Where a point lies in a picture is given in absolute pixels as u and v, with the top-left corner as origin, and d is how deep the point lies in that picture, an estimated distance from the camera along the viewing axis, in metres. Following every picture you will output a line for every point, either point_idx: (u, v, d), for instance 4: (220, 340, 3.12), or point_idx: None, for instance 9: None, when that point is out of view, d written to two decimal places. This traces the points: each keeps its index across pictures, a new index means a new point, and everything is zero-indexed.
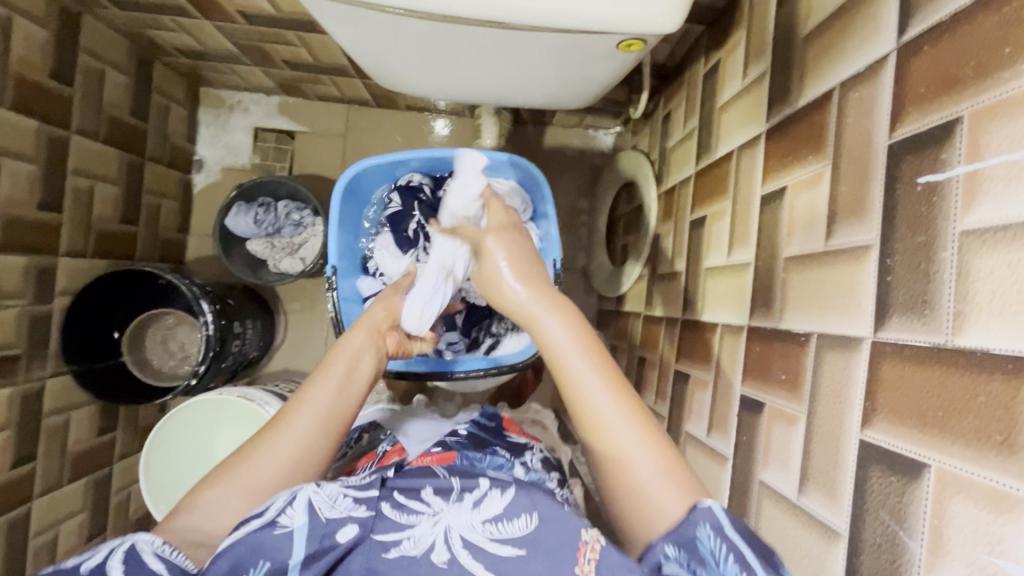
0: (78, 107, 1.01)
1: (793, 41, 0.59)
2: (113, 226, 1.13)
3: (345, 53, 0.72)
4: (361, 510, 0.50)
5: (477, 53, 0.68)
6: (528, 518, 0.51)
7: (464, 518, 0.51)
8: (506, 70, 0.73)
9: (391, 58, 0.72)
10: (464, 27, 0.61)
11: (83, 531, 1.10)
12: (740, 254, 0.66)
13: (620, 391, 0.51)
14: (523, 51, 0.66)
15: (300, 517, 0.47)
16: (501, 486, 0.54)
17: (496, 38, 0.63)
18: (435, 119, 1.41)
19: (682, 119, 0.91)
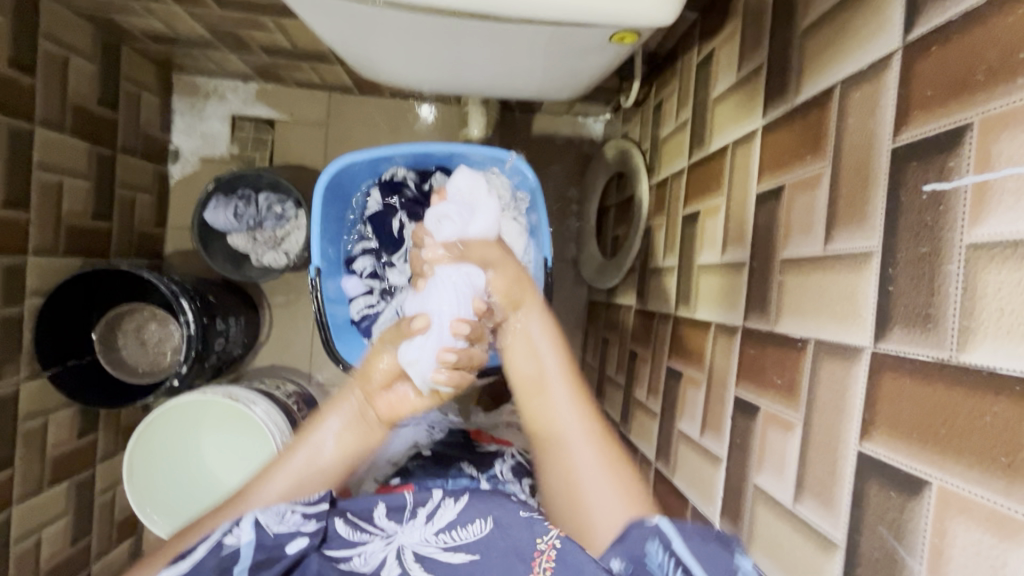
0: (41, 97, 0.95)
1: (792, 33, 0.57)
2: (86, 221, 1.09)
3: (326, 44, 0.69)
4: (311, 523, 0.55)
5: (466, 46, 0.65)
6: (481, 522, 0.58)
7: (418, 534, 0.58)
8: (495, 63, 0.70)
9: (375, 51, 0.69)
10: (452, 21, 0.58)
11: (67, 534, 1.08)
12: (735, 253, 0.64)
13: (588, 412, 0.67)
14: (513, 44, 0.63)
15: (246, 534, 0.51)
16: (453, 496, 0.62)
17: (486, 32, 0.60)
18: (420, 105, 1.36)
19: (674, 110, 0.89)
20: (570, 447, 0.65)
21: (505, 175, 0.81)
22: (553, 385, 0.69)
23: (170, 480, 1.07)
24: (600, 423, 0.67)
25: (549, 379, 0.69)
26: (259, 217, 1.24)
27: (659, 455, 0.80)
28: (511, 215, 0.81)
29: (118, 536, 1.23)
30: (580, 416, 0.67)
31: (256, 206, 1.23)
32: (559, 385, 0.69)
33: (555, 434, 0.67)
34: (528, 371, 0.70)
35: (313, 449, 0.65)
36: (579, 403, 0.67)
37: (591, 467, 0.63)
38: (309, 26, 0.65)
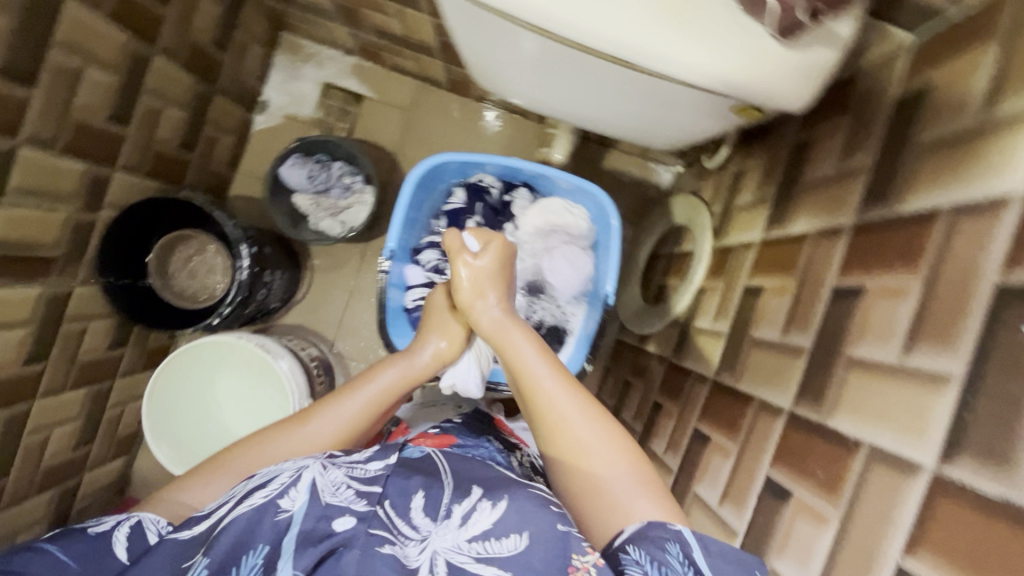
0: (166, 28, 1.00)
1: (907, 146, 0.58)
2: (172, 148, 1.13)
3: (454, 40, 0.71)
4: (359, 505, 0.54)
5: (587, 78, 0.67)
6: (517, 538, 0.52)
7: (451, 539, 0.52)
8: (602, 100, 0.72)
9: (497, 64, 0.72)
10: (589, 57, 0.60)
11: (73, 439, 1.12)
12: (796, 337, 0.66)
13: (571, 384, 0.65)
14: (632, 87, 0.65)
15: (299, 499, 0.53)
16: (491, 501, 0.56)
17: (615, 71, 0.62)
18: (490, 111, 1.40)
19: (757, 183, 0.91)
20: (552, 399, 0.63)
21: (585, 209, 0.83)
22: (546, 381, 0.65)
23: (184, 415, 1.10)
24: (585, 392, 0.65)
25: (507, 326, 0.72)
26: (328, 183, 1.28)
27: None
28: (578, 247, 0.83)
29: (114, 451, 1.27)
30: (558, 380, 0.65)
31: (329, 172, 1.27)
32: (512, 329, 0.71)
33: (565, 424, 0.62)
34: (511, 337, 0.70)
35: (377, 395, 0.69)
36: (552, 365, 0.67)
37: (595, 447, 0.60)
38: (444, 20, 0.67)
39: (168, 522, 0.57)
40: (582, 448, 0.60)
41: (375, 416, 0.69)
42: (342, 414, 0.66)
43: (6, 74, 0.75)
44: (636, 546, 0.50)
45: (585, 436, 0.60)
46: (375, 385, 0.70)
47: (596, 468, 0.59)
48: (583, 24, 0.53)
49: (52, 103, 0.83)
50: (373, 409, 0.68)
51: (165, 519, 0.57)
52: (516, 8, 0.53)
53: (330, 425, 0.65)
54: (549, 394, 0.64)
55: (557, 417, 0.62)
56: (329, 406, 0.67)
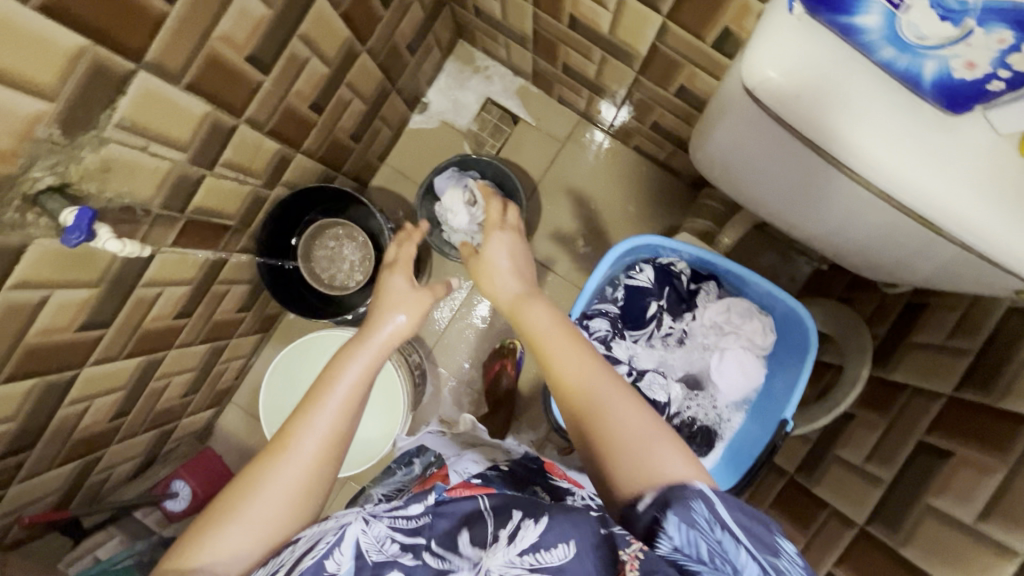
0: (380, 30, 1.02)
1: None
2: (346, 138, 1.15)
3: (702, 116, 0.69)
4: (405, 558, 0.50)
5: (813, 183, 0.64)
6: (567, 548, 0.47)
7: (501, 557, 0.48)
8: (817, 211, 0.70)
9: (726, 149, 0.70)
10: (852, 185, 0.58)
11: (184, 387, 1.17)
12: (1005, 535, 0.60)
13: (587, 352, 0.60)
14: (870, 215, 0.62)
15: (345, 563, 0.49)
16: (534, 518, 0.50)
17: (867, 200, 0.59)
18: (600, 138, 1.38)
19: (941, 325, 0.84)
20: (571, 369, 0.59)
21: (772, 318, 0.80)
22: (564, 350, 0.61)
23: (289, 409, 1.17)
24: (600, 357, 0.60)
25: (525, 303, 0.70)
26: None
27: None
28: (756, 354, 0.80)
29: (209, 402, 1.32)
30: (576, 349, 0.60)
31: None
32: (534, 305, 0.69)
33: (591, 394, 0.57)
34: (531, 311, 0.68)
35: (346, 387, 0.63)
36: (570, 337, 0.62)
37: (620, 411, 0.55)
38: (707, 95, 0.65)
39: None
40: (607, 413, 0.55)
41: (353, 412, 0.62)
42: (320, 425, 0.60)
43: (254, 61, 0.77)
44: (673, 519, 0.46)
45: (613, 402, 0.56)
46: (342, 385, 0.63)
47: (623, 430, 0.54)
48: (867, 156, 0.51)
49: (276, 89, 0.86)
50: (358, 387, 0.64)
51: None
52: (808, 125, 0.52)
53: (316, 439, 0.59)
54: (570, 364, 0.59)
55: (583, 385, 0.57)
56: (308, 421, 0.59)
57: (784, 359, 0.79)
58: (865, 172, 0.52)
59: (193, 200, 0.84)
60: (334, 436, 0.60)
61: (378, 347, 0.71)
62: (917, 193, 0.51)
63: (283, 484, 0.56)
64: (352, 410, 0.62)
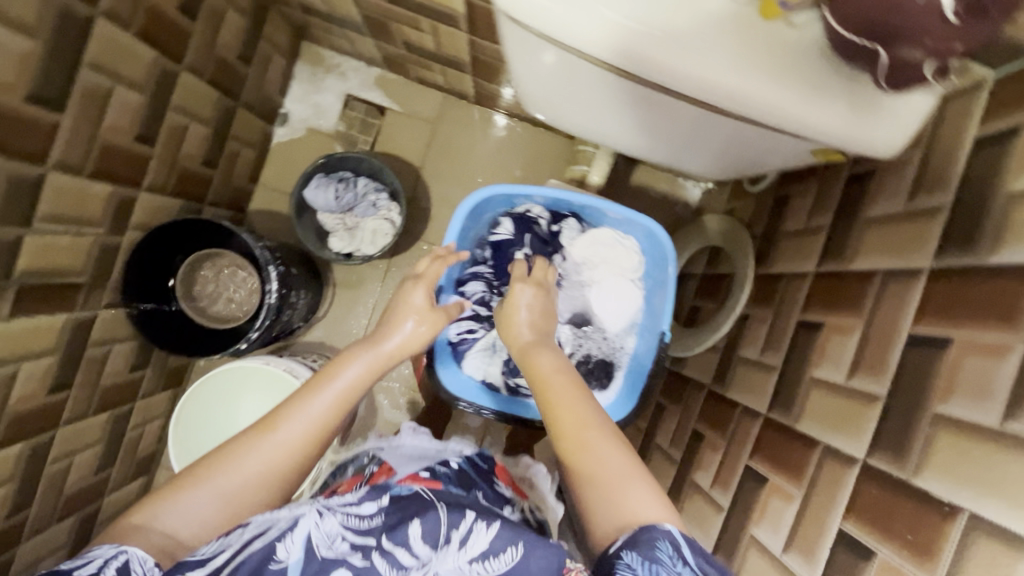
0: (194, 44, 0.97)
1: (991, 192, 0.56)
2: (197, 166, 1.10)
3: (508, 66, 0.72)
4: (356, 557, 0.54)
5: (634, 106, 0.68)
6: (513, 551, 0.56)
7: (452, 561, 0.55)
8: (647, 128, 0.74)
9: (564, 93, 0.72)
10: (661, 97, 0.62)
11: (93, 464, 1.09)
12: (866, 383, 0.63)
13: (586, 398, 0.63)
14: (688, 120, 0.66)
15: (295, 552, 0.52)
16: (485, 521, 0.58)
17: (679, 108, 0.64)
18: (500, 118, 1.37)
19: (807, 210, 0.89)
20: (579, 413, 0.61)
21: (635, 240, 0.85)
22: (570, 398, 0.63)
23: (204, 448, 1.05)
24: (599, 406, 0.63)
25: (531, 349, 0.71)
26: (352, 202, 1.24)
27: (718, 551, 0.79)
28: (628, 277, 0.85)
29: (134, 472, 1.25)
30: (581, 396, 0.63)
31: (354, 191, 1.24)
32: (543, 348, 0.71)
33: (582, 434, 0.60)
34: (540, 352, 0.70)
35: (334, 397, 0.65)
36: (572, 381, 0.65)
37: (609, 456, 0.58)
38: (500, 49, 0.68)
39: (153, 563, 0.51)
40: (591, 454, 0.58)
41: (345, 411, 0.65)
42: (311, 411, 0.63)
43: (37, 100, 0.72)
44: (630, 553, 0.48)
45: (597, 443, 0.59)
46: (346, 373, 0.67)
47: (603, 467, 0.57)
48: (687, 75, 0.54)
49: (81, 127, 0.80)
50: (341, 402, 0.65)
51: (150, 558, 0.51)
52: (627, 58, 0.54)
53: (302, 424, 0.62)
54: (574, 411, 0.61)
55: (576, 429, 0.60)
56: (298, 405, 0.62)
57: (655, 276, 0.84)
58: (689, 86, 0.55)
59: (20, 263, 0.78)
60: (315, 430, 0.62)
61: (384, 353, 0.70)
62: (738, 93, 0.55)
63: (256, 463, 0.59)
64: (347, 404, 0.65)
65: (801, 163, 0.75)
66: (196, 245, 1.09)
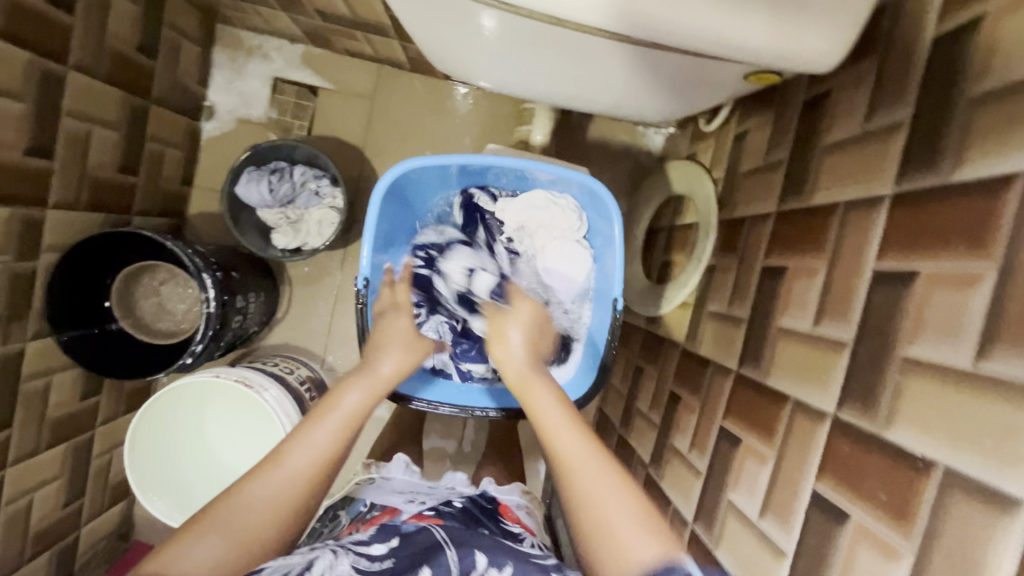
0: (77, 39, 0.87)
1: (951, 98, 0.49)
2: (112, 174, 1.01)
3: (403, 25, 0.64)
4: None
5: (548, 56, 0.61)
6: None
7: None
8: (570, 81, 0.67)
9: (467, 46, 0.64)
10: (571, 40, 0.55)
11: (59, 498, 1.05)
12: (833, 328, 0.58)
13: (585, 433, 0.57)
14: (607, 65, 0.59)
15: None
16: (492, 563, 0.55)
17: (593, 51, 0.56)
18: (461, 86, 1.28)
19: (764, 145, 0.81)
20: (573, 448, 0.55)
21: (571, 197, 0.81)
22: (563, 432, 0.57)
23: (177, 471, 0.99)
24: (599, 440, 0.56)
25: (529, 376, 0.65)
26: (292, 193, 1.16)
27: (698, 518, 0.75)
28: (572, 237, 0.82)
29: (110, 499, 1.21)
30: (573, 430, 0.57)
31: (290, 181, 1.15)
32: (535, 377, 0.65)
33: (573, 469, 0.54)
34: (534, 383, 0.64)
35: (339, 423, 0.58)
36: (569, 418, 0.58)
37: (612, 498, 0.51)
38: (386, 4, 0.60)
39: None
40: (589, 494, 0.52)
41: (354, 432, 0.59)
42: (316, 440, 0.56)
43: None
44: None
45: (595, 482, 0.52)
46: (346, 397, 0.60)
47: (603, 509, 0.51)
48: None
49: None
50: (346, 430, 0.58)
51: None
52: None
53: (309, 453, 0.55)
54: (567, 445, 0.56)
55: (572, 465, 0.54)
56: (300, 433, 0.56)
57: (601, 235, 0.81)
58: (590, 12, 0.47)
59: None
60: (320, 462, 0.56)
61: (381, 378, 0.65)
62: (650, 10, 0.47)
63: (262, 497, 0.53)
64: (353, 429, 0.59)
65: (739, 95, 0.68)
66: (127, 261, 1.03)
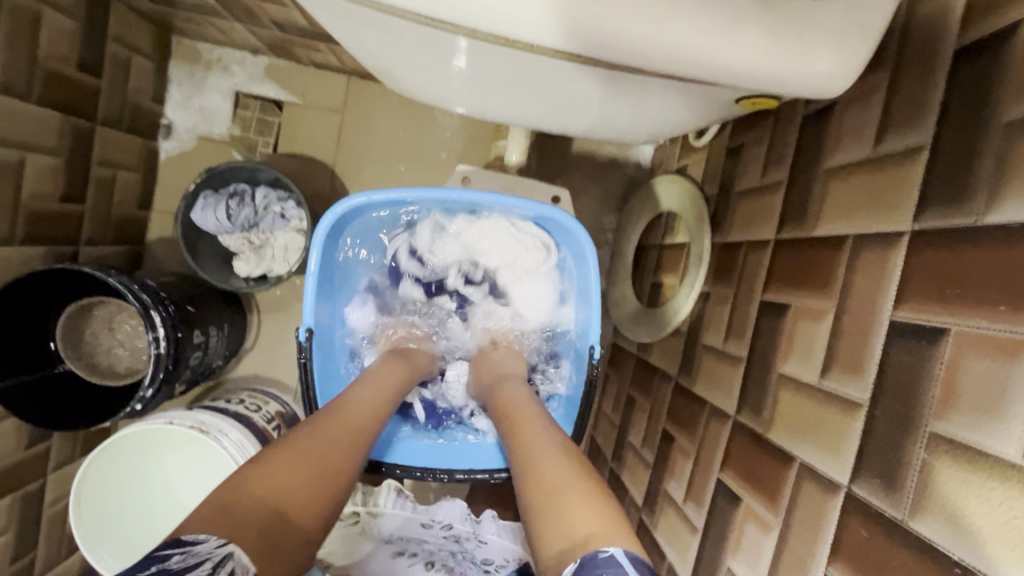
0: (3, 59, 0.80)
1: (982, 122, 0.41)
2: (53, 203, 0.93)
3: (344, 48, 0.57)
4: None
5: (508, 80, 0.53)
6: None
7: None
8: (536, 104, 0.59)
9: (417, 71, 0.57)
10: (527, 62, 0.47)
11: (5, 554, 0.97)
12: (843, 383, 0.50)
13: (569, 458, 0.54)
14: (574, 88, 0.52)
15: None
16: None
17: (555, 71, 0.48)
18: None
19: (761, 162, 0.74)
20: (538, 456, 0.55)
21: (532, 225, 0.76)
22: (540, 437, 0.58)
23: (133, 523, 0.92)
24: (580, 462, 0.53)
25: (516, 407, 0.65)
26: (254, 218, 1.07)
27: None
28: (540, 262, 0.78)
29: (69, 548, 1.13)
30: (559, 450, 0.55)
31: (252, 205, 1.06)
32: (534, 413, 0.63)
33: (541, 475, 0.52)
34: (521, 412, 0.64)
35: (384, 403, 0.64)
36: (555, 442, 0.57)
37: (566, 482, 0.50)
38: (321, 25, 0.53)
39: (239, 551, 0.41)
40: (554, 483, 0.50)
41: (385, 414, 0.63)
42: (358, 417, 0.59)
43: None
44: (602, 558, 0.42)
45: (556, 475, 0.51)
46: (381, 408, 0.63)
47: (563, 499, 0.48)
48: (535, 16, 0.39)
49: None
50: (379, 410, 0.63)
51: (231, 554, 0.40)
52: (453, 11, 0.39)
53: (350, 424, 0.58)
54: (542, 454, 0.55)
55: (540, 459, 0.54)
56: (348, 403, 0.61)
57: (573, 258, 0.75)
58: (542, 36, 0.40)
59: None
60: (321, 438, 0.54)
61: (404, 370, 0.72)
62: (622, 31, 0.40)
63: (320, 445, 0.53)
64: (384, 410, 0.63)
65: (726, 114, 0.61)
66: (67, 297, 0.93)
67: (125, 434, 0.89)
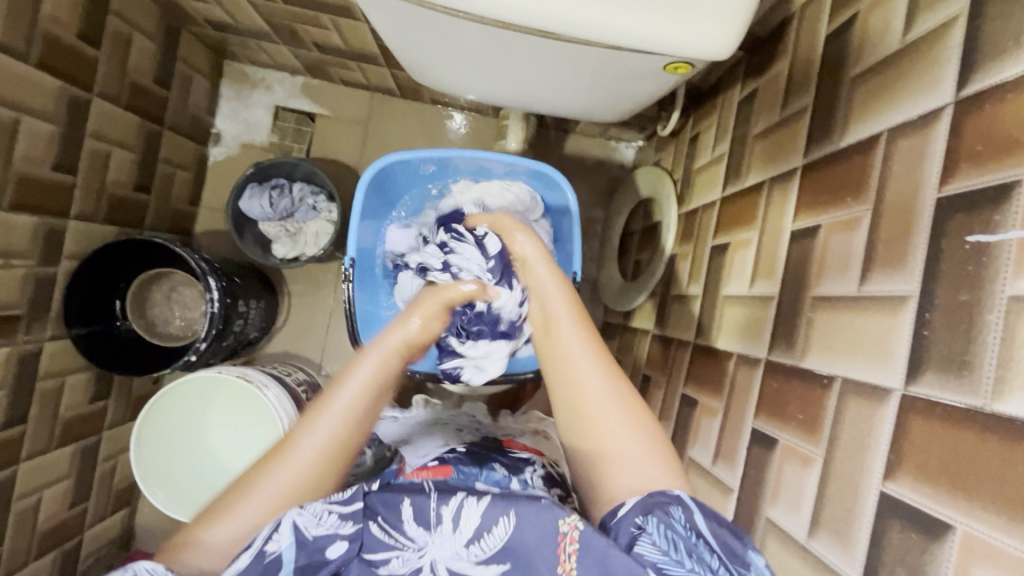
0: (102, 71, 0.99)
1: (839, 81, 0.58)
2: (127, 191, 1.11)
3: (386, 46, 0.74)
4: (347, 526, 0.56)
5: (512, 60, 0.69)
6: (506, 523, 0.55)
7: (449, 546, 0.56)
8: (535, 81, 0.75)
9: (444, 59, 0.73)
10: (523, 40, 0.63)
11: (66, 497, 1.10)
12: (764, 286, 0.65)
13: (614, 376, 0.59)
14: (561, 64, 0.68)
15: (285, 540, 0.52)
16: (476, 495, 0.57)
17: (544, 49, 0.65)
18: (453, 112, 1.40)
19: (711, 143, 0.91)
20: (579, 375, 0.59)
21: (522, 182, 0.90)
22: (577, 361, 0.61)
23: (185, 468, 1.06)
24: (625, 383, 0.59)
25: (557, 318, 0.66)
26: (291, 208, 1.25)
27: None
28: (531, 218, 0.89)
29: (115, 504, 1.25)
30: (601, 370, 0.59)
31: (289, 197, 1.24)
32: (573, 338, 0.62)
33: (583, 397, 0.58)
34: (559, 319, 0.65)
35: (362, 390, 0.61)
36: (602, 361, 0.60)
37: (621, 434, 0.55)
38: (372, 27, 0.70)
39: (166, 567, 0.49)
40: (592, 411, 0.57)
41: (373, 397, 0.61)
42: (329, 417, 0.59)
43: None
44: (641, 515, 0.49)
45: (596, 396, 0.57)
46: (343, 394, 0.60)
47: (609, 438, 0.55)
48: None
49: None
50: (359, 405, 0.60)
51: (161, 565, 0.50)
52: (484, 6, 0.55)
53: (331, 424, 0.59)
54: (582, 379, 0.59)
55: (580, 388, 0.59)
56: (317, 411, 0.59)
57: (552, 216, 0.92)
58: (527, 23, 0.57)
59: None
60: (354, 421, 0.60)
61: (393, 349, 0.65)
62: None
63: (290, 474, 0.57)
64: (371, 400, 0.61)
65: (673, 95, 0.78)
66: (134, 270, 1.11)
67: (168, 389, 1.03)
